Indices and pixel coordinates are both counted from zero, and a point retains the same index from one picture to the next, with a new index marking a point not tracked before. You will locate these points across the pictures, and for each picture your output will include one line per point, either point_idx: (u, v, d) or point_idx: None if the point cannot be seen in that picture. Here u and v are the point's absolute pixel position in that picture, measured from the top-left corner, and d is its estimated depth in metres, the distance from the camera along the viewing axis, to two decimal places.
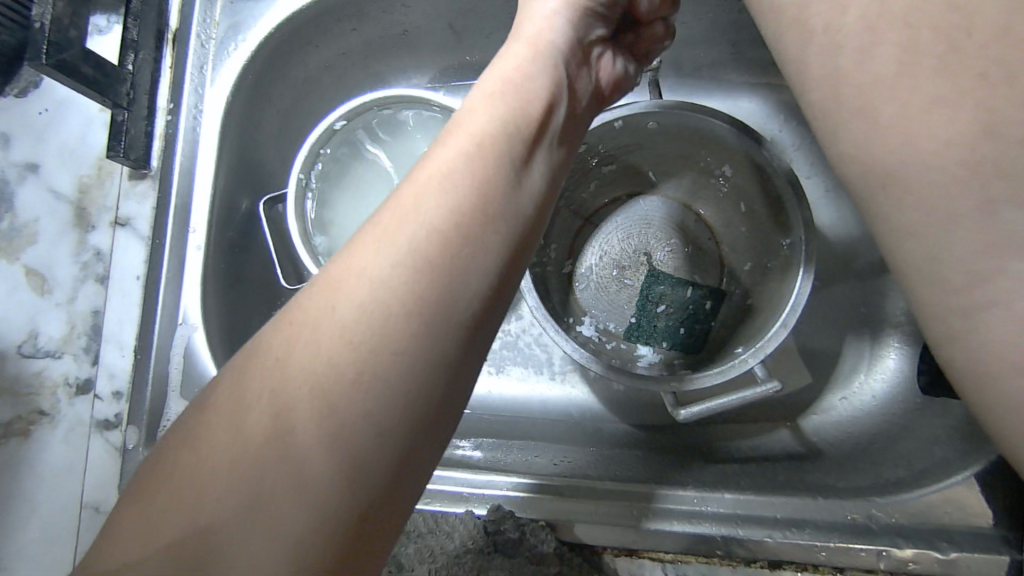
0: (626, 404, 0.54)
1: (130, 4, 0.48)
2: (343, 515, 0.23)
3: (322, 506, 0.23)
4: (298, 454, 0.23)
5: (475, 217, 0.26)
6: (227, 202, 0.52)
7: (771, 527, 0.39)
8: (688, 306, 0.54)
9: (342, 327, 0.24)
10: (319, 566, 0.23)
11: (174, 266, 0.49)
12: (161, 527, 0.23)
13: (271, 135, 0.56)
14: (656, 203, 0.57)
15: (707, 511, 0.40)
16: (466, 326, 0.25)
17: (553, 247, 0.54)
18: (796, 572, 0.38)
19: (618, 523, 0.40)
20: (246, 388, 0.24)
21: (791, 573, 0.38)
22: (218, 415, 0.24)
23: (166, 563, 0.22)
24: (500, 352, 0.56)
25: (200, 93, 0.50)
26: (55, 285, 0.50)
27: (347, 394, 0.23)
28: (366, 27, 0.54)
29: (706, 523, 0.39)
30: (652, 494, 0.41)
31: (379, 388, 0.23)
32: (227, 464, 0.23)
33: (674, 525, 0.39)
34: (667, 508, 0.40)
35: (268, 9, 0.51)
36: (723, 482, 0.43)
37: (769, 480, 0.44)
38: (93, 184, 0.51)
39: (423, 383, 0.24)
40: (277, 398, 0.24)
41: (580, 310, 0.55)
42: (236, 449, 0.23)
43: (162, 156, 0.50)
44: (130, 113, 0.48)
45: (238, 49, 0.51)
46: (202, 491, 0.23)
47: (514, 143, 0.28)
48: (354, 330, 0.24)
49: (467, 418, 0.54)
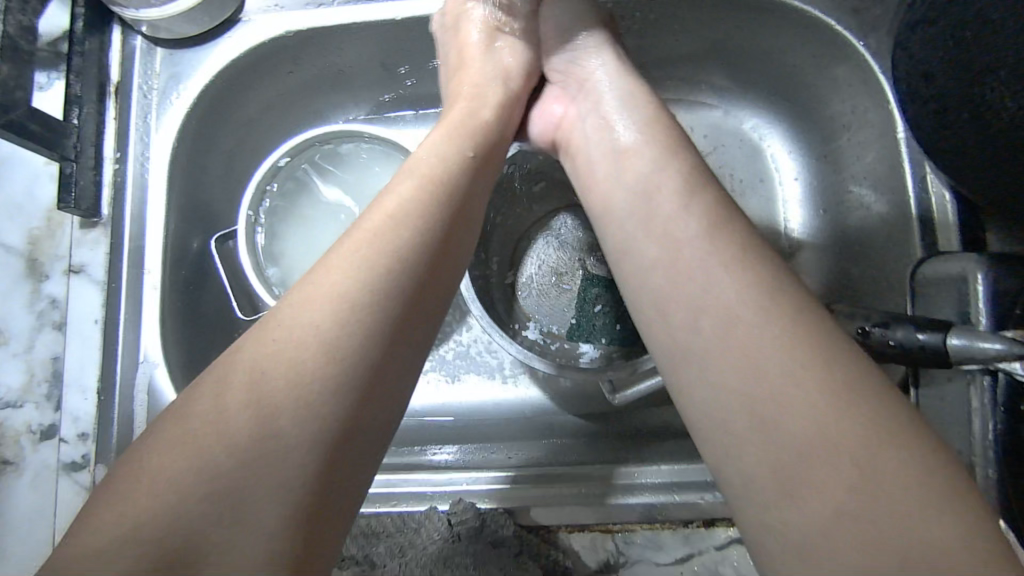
0: (574, 399, 0.58)
1: (71, 61, 0.50)
2: (303, 485, 0.28)
3: (294, 475, 0.28)
4: (271, 435, 0.28)
5: (402, 245, 0.33)
6: (179, 243, 0.54)
7: (701, 489, 0.44)
8: (622, 304, 0.58)
9: (302, 334, 0.30)
10: (283, 530, 0.28)
11: (133, 305, 0.51)
12: (151, 512, 0.27)
13: (218, 176, 0.58)
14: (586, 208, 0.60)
15: (645, 482, 0.45)
16: (396, 330, 0.32)
17: (494, 260, 0.59)
18: (728, 527, 0.43)
19: (567, 501, 0.45)
20: (222, 390, 0.30)
21: (724, 528, 0.43)
22: (197, 415, 0.29)
23: (155, 541, 0.26)
24: (454, 362, 0.60)
25: (146, 142, 0.53)
26: (11, 335, 0.50)
27: (317, 379, 0.29)
28: (301, 70, 0.57)
29: (645, 493, 0.45)
30: (594, 473, 0.46)
31: (331, 379, 0.29)
32: (221, 447, 0.28)
33: (616, 498, 0.45)
34: (609, 482, 0.46)
35: (205, 57, 0.54)
36: (661, 456, 0.48)
37: (702, 449, 0.49)
38: (45, 235, 0.52)
39: (365, 374, 0.30)
40: (250, 394, 0.29)
41: (525, 316, 0.59)
42: (215, 441, 0.28)
43: (112, 204, 0.51)
44: (78, 164, 0.50)
45: (180, 98, 0.54)
46: (186, 474, 0.27)
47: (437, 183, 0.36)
48: (310, 335, 0.30)
49: (429, 427, 0.58)
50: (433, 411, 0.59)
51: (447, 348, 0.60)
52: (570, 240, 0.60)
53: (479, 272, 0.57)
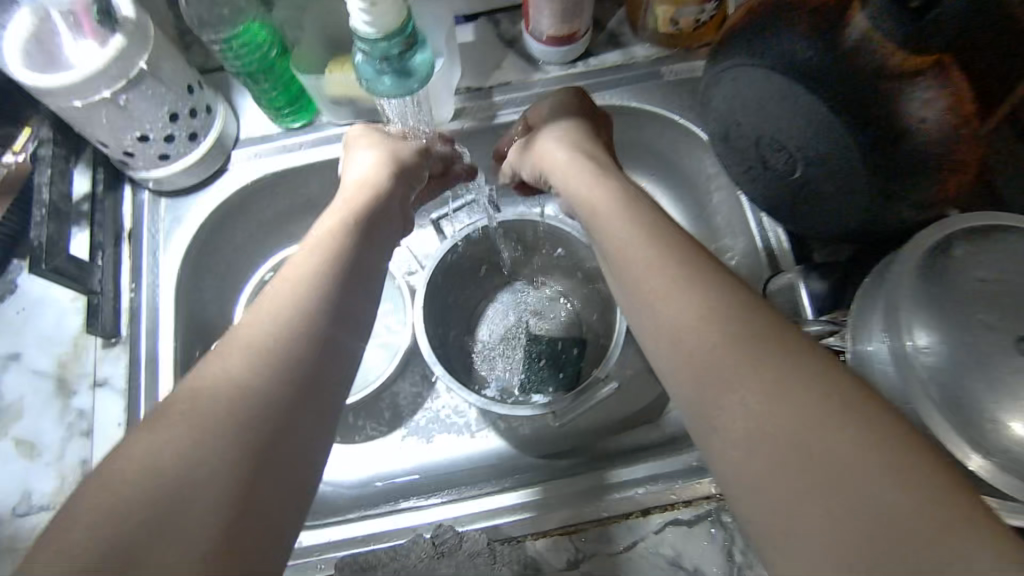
0: (534, 442, 0.67)
1: (93, 216, 0.62)
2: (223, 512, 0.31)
3: (221, 491, 0.32)
4: (187, 474, 0.32)
5: (287, 313, 0.40)
6: (185, 351, 0.64)
7: (667, 479, 0.54)
8: (562, 356, 0.70)
9: (215, 389, 0.35)
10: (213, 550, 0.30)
11: (149, 407, 0.60)
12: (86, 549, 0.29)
13: (213, 294, 0.69)
14: (520, 281, 0.74)
15: (634, 479, 0.54)
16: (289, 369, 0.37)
17: (452, 334, 0.71)
18: (661, 512, 0.53)
19: (561, 510, 0.54)
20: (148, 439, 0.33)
21: (657, 514, 0.53)
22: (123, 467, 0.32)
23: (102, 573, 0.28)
24: (427, 425, 0.70)
25: (155, 271, 0.64)
26: (44, 447, 0.59)
27: (224, 416, 0.34)
28: (277, 202, 0.71)
29: (634, 489, 0.54)
30: (595, 481, 0.55)
31: (235, 413, 0.34)
32: (148, 477, 0.31)
33: (614, 494, 0.54)
34: (607, 484, 0.54)
35: (200, 200, 0.67)
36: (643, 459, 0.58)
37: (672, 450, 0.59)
38: (71, 358, 0.62)
39: (267, 403, 0.35)
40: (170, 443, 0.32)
41: (483, 377, 0.70)
42: (147, 479, 0.31)
43: (129, 324, 0.62)
44: (101, 295, 0.61)
45: (182, 234, 0.66)
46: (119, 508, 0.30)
47: (312, 269, 0.43)
48: (227, 388, 0.35)
49: (410, 483, 0.67)
50: (413, 470, 0.68)
51: (420, 414, 0.70)
52: (511, 309, 0.73)
53: (438, 338, 0.68)
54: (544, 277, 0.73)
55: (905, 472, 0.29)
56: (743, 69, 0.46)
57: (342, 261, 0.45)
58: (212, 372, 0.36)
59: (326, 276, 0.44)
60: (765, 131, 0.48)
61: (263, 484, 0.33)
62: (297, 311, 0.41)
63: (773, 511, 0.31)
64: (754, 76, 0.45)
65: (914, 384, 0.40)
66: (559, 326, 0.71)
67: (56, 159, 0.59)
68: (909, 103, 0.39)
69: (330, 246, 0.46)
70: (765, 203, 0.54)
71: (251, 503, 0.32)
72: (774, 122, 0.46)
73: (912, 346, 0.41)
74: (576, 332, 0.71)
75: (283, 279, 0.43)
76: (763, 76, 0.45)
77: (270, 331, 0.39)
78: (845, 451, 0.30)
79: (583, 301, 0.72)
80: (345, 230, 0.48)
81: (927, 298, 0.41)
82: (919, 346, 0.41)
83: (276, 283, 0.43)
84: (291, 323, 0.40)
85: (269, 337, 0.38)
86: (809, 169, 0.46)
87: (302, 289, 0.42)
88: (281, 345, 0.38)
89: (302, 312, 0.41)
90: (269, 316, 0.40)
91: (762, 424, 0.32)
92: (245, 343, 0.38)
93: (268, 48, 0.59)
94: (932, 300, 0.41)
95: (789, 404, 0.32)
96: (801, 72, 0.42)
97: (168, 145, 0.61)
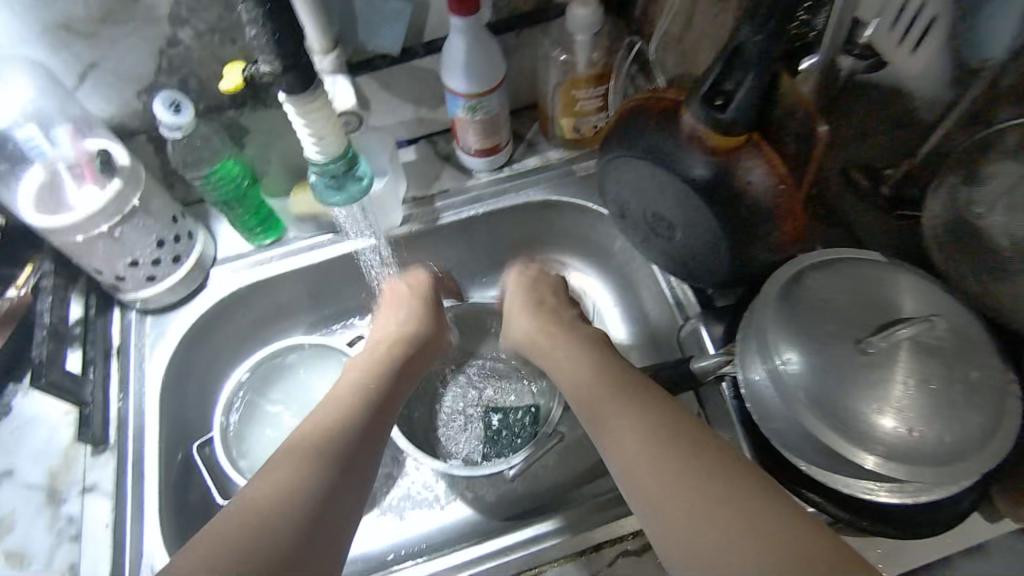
0: (499, 506, 0.73)
1: (86, 336, 0.70)
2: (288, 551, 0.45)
3: (283, 537, 0.45)
4: (272, 524, 0.46)
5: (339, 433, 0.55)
6: (169, 452, 0.70)
7: None
8: (520, 423, 0.76)
9: (293, 475, 0.50)
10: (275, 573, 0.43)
11: (137, 505, 0.64)
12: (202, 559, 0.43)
13: (194, 399, 0.76)
14: (480, 354, 0.82)
15: None
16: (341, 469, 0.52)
17: (416, 414, 0.78)
18: (612, 545, 0.58)
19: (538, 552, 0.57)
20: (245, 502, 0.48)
21: (608, 547, 0.58)
22: (223, 522, 0.46)
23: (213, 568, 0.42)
24: (399, 503, 0.74)
25: (141, 380, 0.71)
26: (33, 556, 0.62)
27: (293, 495, 0.48)
28: (251, 310, 0.79)
29: None
30: None
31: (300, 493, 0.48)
32: (238, 521, 0.46)
33: None
34: None
35: (182, 314, 0.75)
36: None
37: None
38: (62, 468, 0.67)
39: (323, 491, 0.49)
40: (249, 511, 0.46)
41: (450, 452, 0.76)
42: (242, 526, 0.45)
43: (117, 430, 0.68)
44: (92, 405, 0.67)
45: (165, 345, 0.73)
46: (227, 542, 0.44)
47: (356, 405, 0.59)
48: (304, 474, 0.50)
49: (386, 560, 0.70)
50: (389, 547, 0.72)
51: (392, 494, 0.75)
52: (471, 380, 0.80)
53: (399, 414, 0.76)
54: (503, 350, 0.82)
55: (750, 521, 0.42)
56: (623, 159, 0.58)
57: (387, 396, 0.62)
58: (280, 466, 0.51)
59: (378, 408, 0.59)
60: (651, 204, 0.59)
61: (327, 530, 0.48)
62: (346, 433, 0.55)
63: (686, 542, 0.43)
64: (632, 162, 0.57)
65: (786, 389, 0.49)
66: (515, 393, 0.79)
67: (56, 288, 0.67)
68: (742, 173, 0.51)
69: (372, 383, 0.63)
70: (664, 263, 0.65)
71: (307, 550, 0.46)
72: (655, 196, 0.58)
73: (780, 360, 0.50)
74: (528, 399, 0.79)
75: (339, 405, 0.59)
76: (637, 163, 0.57)
77: (333, 440, 0.54)
78: (736, 501, 0.43)
79: (530, 370, 0.80)
80: (387, 371, 0.65)
81: (783, 320, 0.51)
82: (784, 358, 0.50)
83: (333, 407, 0.58)
84: (356, 435, 0.55)
85: (334, 444, 0.54)
86: (686, 230, 0.57)
87: (360, 416, 0.58)
88: (349, 448, 0.54)
89: (362, 430, 0.56)
90: (341, 428, 0.56)
91: (672, 486, 0.46)
92: (322, 446, 0.53)
93: (240, 178, 0.71)
94: (788, 320, 0.51)
95: (704, 468, 0.46)
96: (664, 158, 0.54)
97: (155, 268, 0.70)
